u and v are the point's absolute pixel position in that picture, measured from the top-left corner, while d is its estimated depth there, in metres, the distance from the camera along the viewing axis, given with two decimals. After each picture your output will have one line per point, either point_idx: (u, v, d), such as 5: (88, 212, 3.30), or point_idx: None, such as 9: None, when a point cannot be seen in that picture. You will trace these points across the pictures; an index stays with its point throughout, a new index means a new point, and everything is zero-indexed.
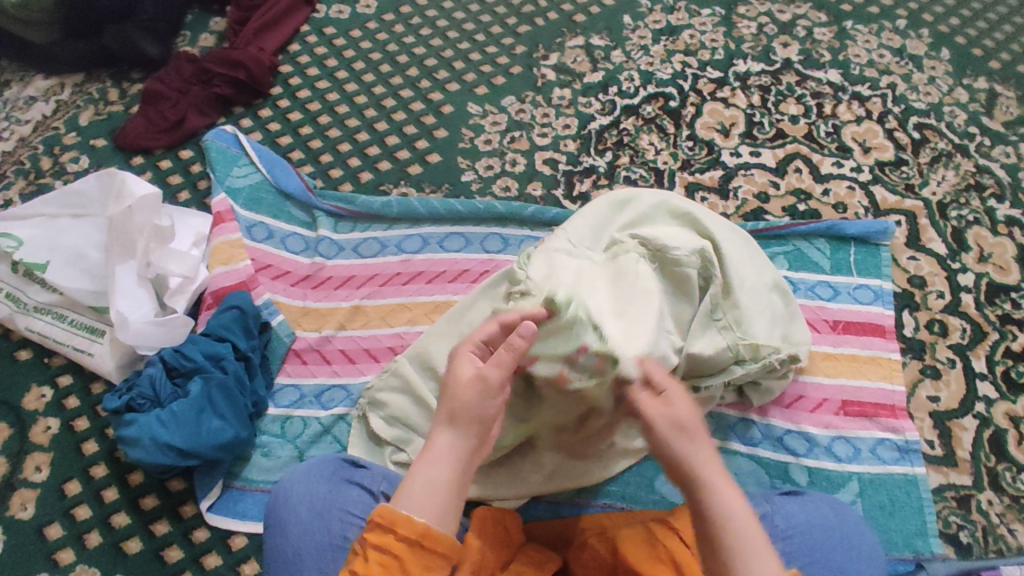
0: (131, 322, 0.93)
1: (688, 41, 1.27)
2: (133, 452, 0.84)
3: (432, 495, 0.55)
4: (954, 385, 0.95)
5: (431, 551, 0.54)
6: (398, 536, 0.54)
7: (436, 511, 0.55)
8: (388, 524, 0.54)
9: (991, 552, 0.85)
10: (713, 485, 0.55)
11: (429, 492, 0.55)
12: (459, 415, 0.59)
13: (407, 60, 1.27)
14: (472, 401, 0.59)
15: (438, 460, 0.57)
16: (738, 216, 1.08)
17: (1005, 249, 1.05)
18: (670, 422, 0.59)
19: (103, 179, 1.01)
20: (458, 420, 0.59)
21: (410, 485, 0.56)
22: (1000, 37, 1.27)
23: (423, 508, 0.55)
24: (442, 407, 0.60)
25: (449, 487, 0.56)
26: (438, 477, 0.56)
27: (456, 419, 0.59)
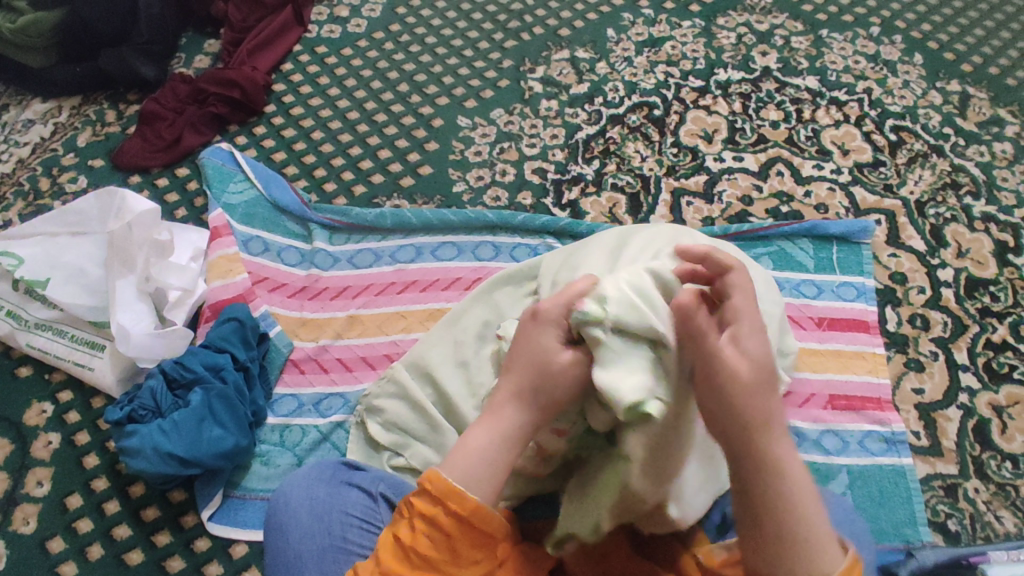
0: (132, 334, 0.95)
1: (670, 52, 1.31)
2: (134, 463, 0.86)
3: (488, 471, 0.57)
4: (938, 377, 0.97)
5: (482, 532, 0.56)
6: (447, 510, 0.56)
7: (478, 482, 0.56)
8: (441, 498, 0.56)
9: (979, 539, 0.86)
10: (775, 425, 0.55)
11: (477, 463, 0.57)
12: (526, 393, 0.60)
13: (398, 76, 1.30)
14: (554, 381, 0.59)
15: (505, 438, 0.58)
16: (723, 219, 1.11)
17: (983, 244, 1.08)
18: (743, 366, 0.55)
19: (102, 198, 1.03)
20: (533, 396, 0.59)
21: (463, 453, 0.58)
22: (972, 41, 1.31)
23: (469, 480, 0.56)
24: (510, 382, 0.60)
25: (491, 464, 0.57)
26: (504, 455, 0.58)
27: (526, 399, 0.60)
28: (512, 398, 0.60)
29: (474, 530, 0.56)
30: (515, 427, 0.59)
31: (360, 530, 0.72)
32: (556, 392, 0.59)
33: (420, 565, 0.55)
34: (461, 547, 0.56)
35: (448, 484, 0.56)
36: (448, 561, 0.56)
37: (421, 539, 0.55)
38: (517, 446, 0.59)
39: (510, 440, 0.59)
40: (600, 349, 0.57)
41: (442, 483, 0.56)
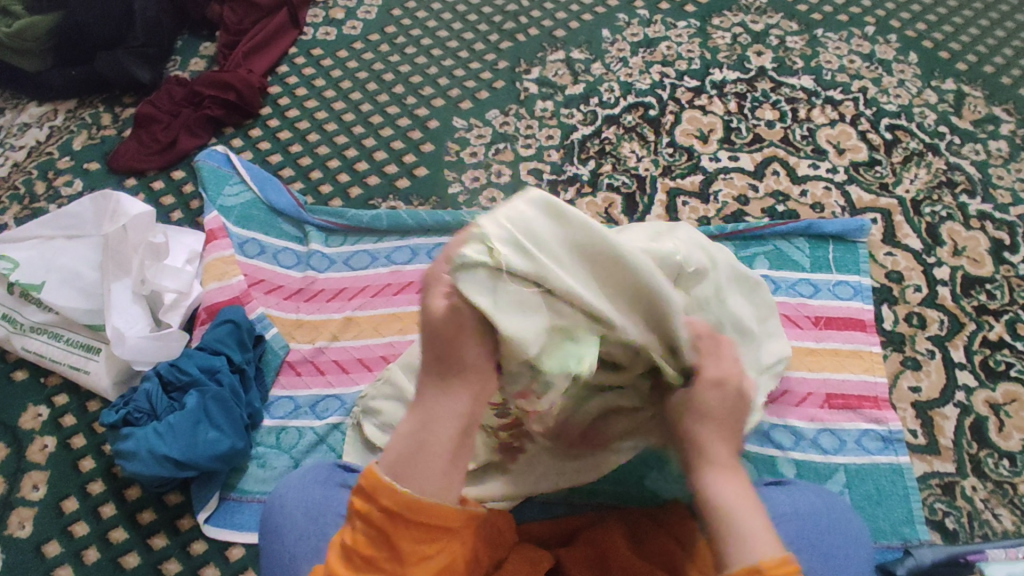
0: (127, 337, 0.95)
1: (666, 52, 1.31)
2: (130, 465, 0.85)
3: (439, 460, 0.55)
4: (934, 375, 0.97)
5: (421, 524, 0.53)
6: (378, 506, 0.53)
7: (406, 471, 0.54)
8: (370, 494, 0.54)
9: (977, 537, 0.86)
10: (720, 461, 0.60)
11: (404, 452, 0.55)
12: (442, 371, 0.57)
13: (394, 78, 1.30)
14: (459, 340, 0.55)
15: (430, 418, 0.56)
16: (719, 219, 1.11)
17: (979, 242, 1.08)
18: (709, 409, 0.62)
19: (98, 201, 1.03)
20: (445, 365, 0.56)
21: (390, 447, 0.56)
22: (966, 40, 1.31)
23: (399, 472, 0.54)
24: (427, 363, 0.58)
25: (417, 450, 0.55)
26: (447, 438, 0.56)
27: (446, 377, 0.57)
28: (433, 379, 0.58)
29: (419, 523, 0.53)
30: (441, 402, 0.57)
31: None
32: (466, 350, 0.56)
33: (365, 568, 0.53)
34: (401, 542, 0.53)
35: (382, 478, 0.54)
36: (391, 560, 0.53)
37: (363, 539, 0.53)
38: (443, 426, 0.56)
39: (438, 417, 0.56)
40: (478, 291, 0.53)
41: (374, 479, 0.54)
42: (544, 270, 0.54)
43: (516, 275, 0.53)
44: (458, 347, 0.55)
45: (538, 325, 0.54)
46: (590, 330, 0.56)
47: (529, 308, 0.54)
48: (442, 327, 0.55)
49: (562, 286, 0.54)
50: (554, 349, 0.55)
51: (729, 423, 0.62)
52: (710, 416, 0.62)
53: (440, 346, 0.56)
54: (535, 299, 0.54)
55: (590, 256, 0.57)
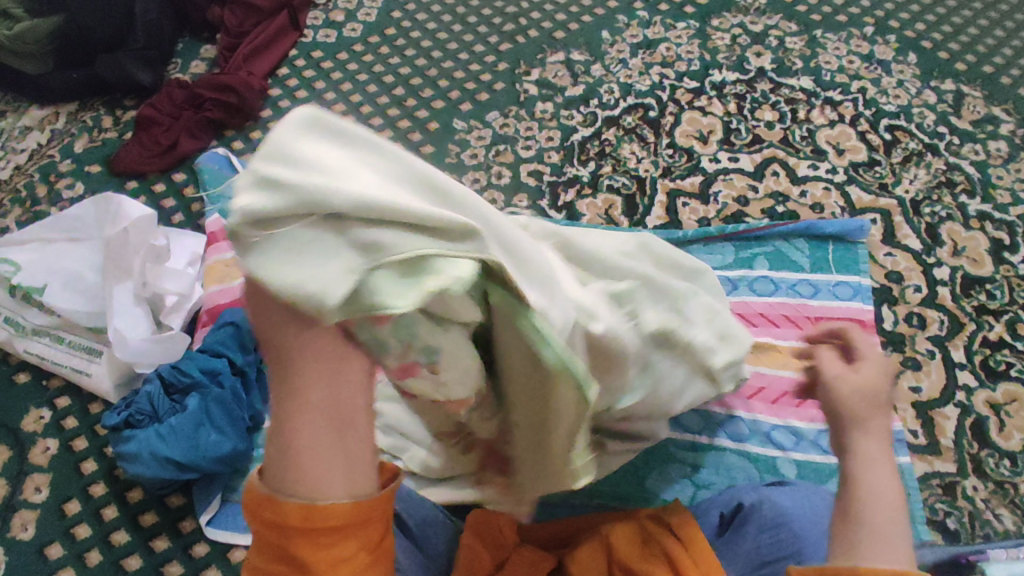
0: (129, 339, 0.95)
1: (665, 53, 1.31)
2: (133, 467, 0.86)
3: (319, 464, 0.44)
4: (935, 375, 0.97)
5: (312, 529, 0.44)
6: (263, 520, 0.45)
7: (282, 479, 0.44)
8: (254, 510, 0.46)
9: (978, 537, 0.86)
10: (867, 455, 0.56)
11: (274, 461, 0.45)
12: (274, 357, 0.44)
13: (394, 80, 1.31)
14: (283, 325, 0.43)
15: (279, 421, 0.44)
16: (719, 219, 1.11)
17: (978, 242, 1.08)
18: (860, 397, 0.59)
19: (99, 204, 1.04)
20: (280, 356, 0.44)
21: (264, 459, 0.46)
22: (965, 40, 1.31)
23: (277, 484, 0.45)
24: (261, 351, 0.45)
25: (280, 455, 0.44)
26: (312, 442, 0.44)
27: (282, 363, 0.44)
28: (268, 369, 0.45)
29: (311, 531, 0.44)
30: (289, 399, 0.44)
31: None
32: (285, 324, 0.42)
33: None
34: (297, 551, 0.45)
35: (258, 495, 0.45)
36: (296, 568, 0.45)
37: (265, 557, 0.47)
38: (295, 420, 0.44)
39: (289, 417, 0.44)
40: (257, 253, 0.39)
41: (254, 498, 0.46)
42: (315, 191, 0.38)
43: (277, 214, 0.38)
44: (293, 332, 0.43)
45: (344, 269, 0.39)
46: (434, 257, 0.41)
47: (321, 252, 0.39)
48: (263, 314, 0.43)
49: (351, 202, 0.39)
50: (388, 291, 0.40)
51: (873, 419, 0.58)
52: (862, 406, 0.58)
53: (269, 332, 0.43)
54: (321, 240, 0.39)
55: (385, 173, 0.42)
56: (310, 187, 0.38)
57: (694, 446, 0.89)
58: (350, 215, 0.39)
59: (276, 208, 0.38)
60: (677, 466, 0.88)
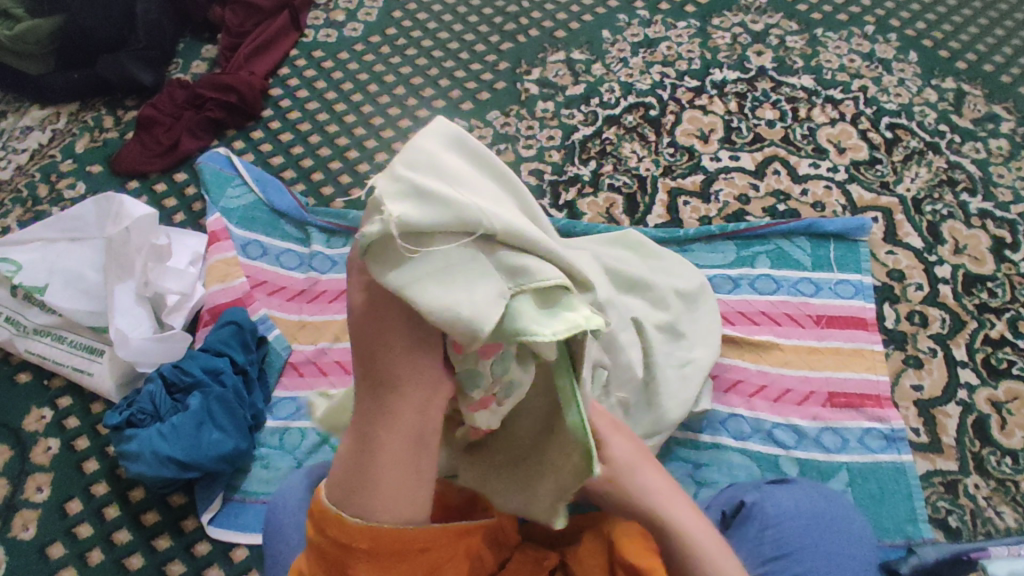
0: (130, 339, 0.95)
1: (666, 52, 1.31)
2: (134, 467, 0.86)
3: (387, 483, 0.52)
4: (936, 373, 0.97)
5: (380, 549, 0.52)
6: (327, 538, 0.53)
7: (361, 488, 0.52)
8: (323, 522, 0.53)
9: (980, 534, 0.86)
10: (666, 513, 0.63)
11: (356, 470, 0.53)
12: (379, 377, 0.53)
13: (395, 79, 1.31)
14: (395, 351, 0.52)
15: (372, 432, 0.53)
16: (720, 218, 1.12)
17: (980, 240, 1.08)
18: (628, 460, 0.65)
19: (101, 204, 1.04)
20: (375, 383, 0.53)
21: (343, 464, 0.54)
22: (966, 38, 1.31)
23: (354, 492, 0.52)
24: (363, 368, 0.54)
25: (367, 464, 0.52)
26: (387, 462, 0.52)
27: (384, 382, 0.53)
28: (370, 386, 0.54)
29: (376, 553, 0.52)
30: (383, 417, 0.53)
31: None
32: (396, 350, 0.52)
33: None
34: (357, 567, 0.52)
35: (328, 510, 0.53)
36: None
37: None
38: (388, 437, 0.53)
39: (384, 431, 0.53)
40: (417, 267, 0.45)
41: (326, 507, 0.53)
42: (472, 218, 0.46)
43: (437, 228, 0.45)
44: (387, 362, 0.52)
45: (488, 292, 0.46)
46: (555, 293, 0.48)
47: (473, 277, 0.46)
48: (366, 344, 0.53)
49: (505, 228, 0.47)
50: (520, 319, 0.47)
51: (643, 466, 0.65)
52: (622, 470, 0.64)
53: (369, 358, 0.53)
54: (476, 262, 0.46)
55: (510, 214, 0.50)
56: (472, 207, 0.46)
57: (696, 445, 0.90)
58: (499, 239, 0.47)
59: (442, 224, 0.45)
60: (679, 465, 0.88)
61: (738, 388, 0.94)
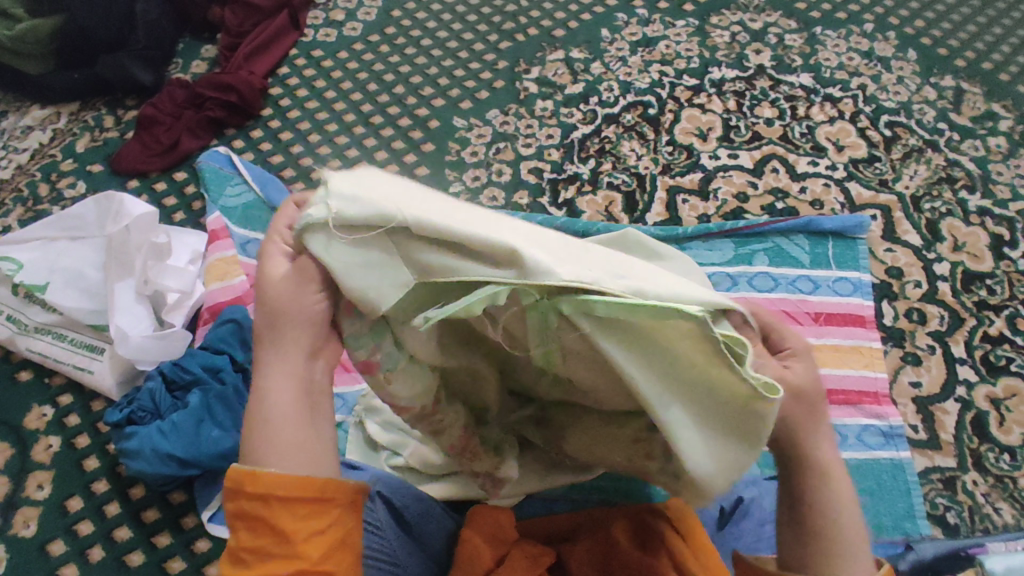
0: (130, 337, 0.95)
1: (664, 51, 1.32)
2: (134, 464, 0.86)
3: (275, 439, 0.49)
4: (935, 370, 0.97)
5: (303, 498, 0.48)
6: (251, 500, 0.47)
7: (270, 446, 0.48)
8: (240, 485, 0.47)
9: (978, 531, 0.86)
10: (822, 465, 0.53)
11: (265, 428, 0.49)
12: (282, 331, 0.50)
13: (394, 79, 1.31)
14: (300, 302, 0.50)
15: (275, 388, 0.49)
16: (719, 216, 1.12)
17: (979, 238, 1.08)
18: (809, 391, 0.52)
19: (101, 203, 1.04)
20: (265, 341, 0.51)
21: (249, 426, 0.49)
22: (965, 36, 1.32)
23: (264, 451, 0.48)
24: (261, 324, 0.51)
25: (275, 420, 0.49)
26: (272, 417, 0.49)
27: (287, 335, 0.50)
28: (273, 342, 0.50)
29: (303, 503, 0.48)
30: (281, 372, 0.50)
31: None
32: (298, 302, 0.50)
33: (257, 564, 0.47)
34: (287, 526, 0.47)
35: (241, 473, 0.48)
36: (278, 543, 0.47)
37: (247, 536, 0.48)
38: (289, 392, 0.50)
39: (285, 387, 0.50)
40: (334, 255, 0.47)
41: (240, 474, 0.48)
42: (391, 203, 0.47)
43: (360, 220, 0.46)
44: (283, 318, 0.50)
45: (398, 280, 0.47)
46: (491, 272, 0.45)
47: (386, 267, 0.47)
48: (261, 301, 0.51)
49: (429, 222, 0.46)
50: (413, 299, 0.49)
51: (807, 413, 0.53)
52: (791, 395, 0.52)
53: (263, 313, 0.50)
54: (394, 255, 0.47)
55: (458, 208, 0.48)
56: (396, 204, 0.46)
57: None
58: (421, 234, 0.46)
59: (356, 210, 0.46)
60: None
61: None
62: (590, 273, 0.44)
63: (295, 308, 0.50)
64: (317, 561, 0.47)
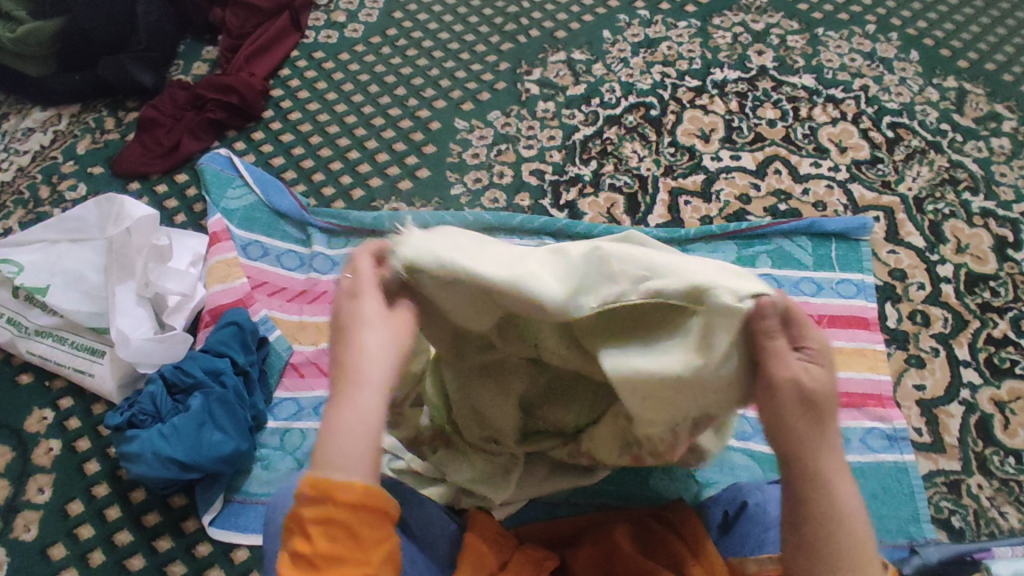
0: (131, 339, 0.95)
1: (666, 52, 1.31)
2: (135, 468, 0.86)
3: (355, 433, 0.51)
4: (939, 373, 0.97)
5: (380, 511, 0.50)
6: (339, 506, 0.49)
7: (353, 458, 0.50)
8: (326, 492, 0.49)
9: (983, 535, 0.86)
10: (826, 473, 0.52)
11: (353, 443, 0.51)
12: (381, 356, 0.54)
13: (396, 80, 1.31)
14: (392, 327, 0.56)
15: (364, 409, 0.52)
16: (721, 218, 1.11)
17: (982, 240, 1.08)
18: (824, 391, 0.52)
19: (102, 205, 1.04)
20: (346, 352, 0.54)
21: (336, 442, 0.51)
22: (967, 37, 1.31)
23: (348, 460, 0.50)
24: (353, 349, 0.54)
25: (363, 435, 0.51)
26: (354, 412, 0.52)
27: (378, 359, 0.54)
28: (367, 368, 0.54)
29: (378, 515, 0.50)
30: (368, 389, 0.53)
31: None
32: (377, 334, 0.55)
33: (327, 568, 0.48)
34: (366, 536, 0.49)
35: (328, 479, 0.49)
36: (353, 549, 0.49)
37: (326, 543, 0.49)
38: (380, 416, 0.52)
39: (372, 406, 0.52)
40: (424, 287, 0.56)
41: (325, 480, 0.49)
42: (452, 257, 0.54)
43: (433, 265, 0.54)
44: (377, 328, 0.55)
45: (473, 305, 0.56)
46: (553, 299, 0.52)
47: (462, 296, 0.55)
48: (352, 312, 0.56)
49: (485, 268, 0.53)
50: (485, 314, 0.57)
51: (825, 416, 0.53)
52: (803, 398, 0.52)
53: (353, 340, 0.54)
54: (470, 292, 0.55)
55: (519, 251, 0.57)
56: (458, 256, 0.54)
57: None
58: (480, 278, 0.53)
59: (426, 261, 0.54)
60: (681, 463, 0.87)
61: None
62: (616, 289, 0.52)
63: (391, 324, 0.56)
64: (378, 567, 0.49)
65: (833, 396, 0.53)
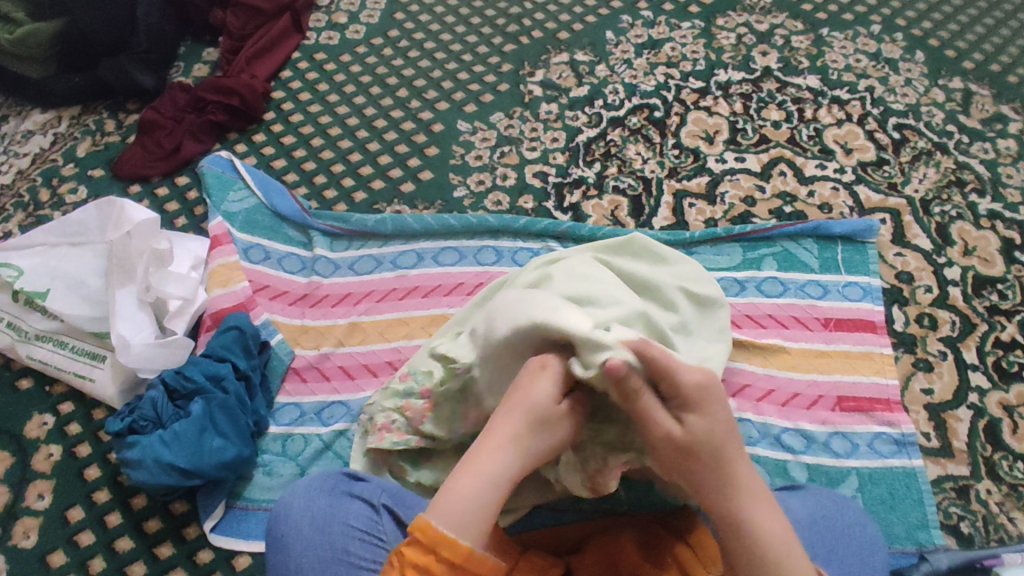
0: (132, 345, 0.94)
1: (670, 53, 1.30)
2: (136, 474, 0.85)
3: (469, 510, 0.56)
4: (947, 376, 0.96)
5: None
6: (439, 558, 0.54)
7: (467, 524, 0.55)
8: (433, 544, 0.54)
9: (993, 541, 0.85)
10: (734, 511, 0.57)
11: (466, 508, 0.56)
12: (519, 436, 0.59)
13: (397, 82, 1.30)
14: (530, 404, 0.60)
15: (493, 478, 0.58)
16: (727, 220, 1.10)
17: (989, 242, 1.07)
18: (702, 433, 0.59)
19: (102, 208, 1.03)
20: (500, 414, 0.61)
21: (450, 498, 0.56)
22: (972, 38, 1.30)
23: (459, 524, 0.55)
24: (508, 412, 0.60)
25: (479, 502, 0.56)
26: (479, 484, 0.57)
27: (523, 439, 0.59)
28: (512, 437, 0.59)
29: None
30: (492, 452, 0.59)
31: (362, 542, 0.68)
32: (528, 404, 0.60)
33: None
34: None
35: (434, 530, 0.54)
36: None
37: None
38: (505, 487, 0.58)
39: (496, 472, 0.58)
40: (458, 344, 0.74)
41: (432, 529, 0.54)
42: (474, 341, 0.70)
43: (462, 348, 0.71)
44: (527, 416, 0.60)
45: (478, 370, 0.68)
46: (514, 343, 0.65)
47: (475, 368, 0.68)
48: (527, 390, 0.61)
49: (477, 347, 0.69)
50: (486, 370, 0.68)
51: (714, 453, 0.58)
52: (680, 449, 0.58)
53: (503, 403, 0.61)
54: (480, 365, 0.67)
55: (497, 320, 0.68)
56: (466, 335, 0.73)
57: None
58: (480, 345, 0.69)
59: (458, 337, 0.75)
60: None
61: (745, 392, 0.93)
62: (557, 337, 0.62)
63: (557, 427, 0.60)
64: None
65: (711, 434, 0.59)
